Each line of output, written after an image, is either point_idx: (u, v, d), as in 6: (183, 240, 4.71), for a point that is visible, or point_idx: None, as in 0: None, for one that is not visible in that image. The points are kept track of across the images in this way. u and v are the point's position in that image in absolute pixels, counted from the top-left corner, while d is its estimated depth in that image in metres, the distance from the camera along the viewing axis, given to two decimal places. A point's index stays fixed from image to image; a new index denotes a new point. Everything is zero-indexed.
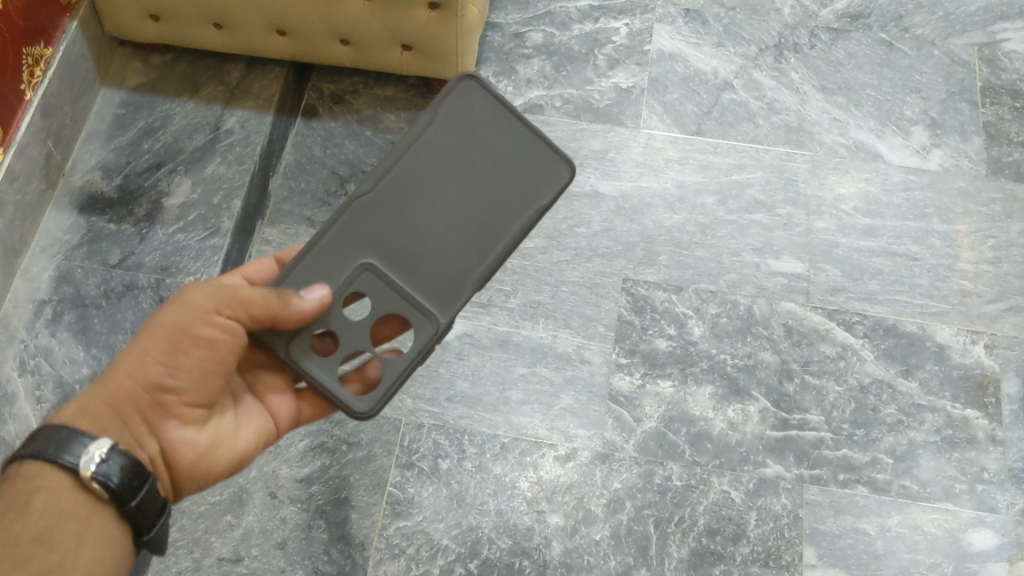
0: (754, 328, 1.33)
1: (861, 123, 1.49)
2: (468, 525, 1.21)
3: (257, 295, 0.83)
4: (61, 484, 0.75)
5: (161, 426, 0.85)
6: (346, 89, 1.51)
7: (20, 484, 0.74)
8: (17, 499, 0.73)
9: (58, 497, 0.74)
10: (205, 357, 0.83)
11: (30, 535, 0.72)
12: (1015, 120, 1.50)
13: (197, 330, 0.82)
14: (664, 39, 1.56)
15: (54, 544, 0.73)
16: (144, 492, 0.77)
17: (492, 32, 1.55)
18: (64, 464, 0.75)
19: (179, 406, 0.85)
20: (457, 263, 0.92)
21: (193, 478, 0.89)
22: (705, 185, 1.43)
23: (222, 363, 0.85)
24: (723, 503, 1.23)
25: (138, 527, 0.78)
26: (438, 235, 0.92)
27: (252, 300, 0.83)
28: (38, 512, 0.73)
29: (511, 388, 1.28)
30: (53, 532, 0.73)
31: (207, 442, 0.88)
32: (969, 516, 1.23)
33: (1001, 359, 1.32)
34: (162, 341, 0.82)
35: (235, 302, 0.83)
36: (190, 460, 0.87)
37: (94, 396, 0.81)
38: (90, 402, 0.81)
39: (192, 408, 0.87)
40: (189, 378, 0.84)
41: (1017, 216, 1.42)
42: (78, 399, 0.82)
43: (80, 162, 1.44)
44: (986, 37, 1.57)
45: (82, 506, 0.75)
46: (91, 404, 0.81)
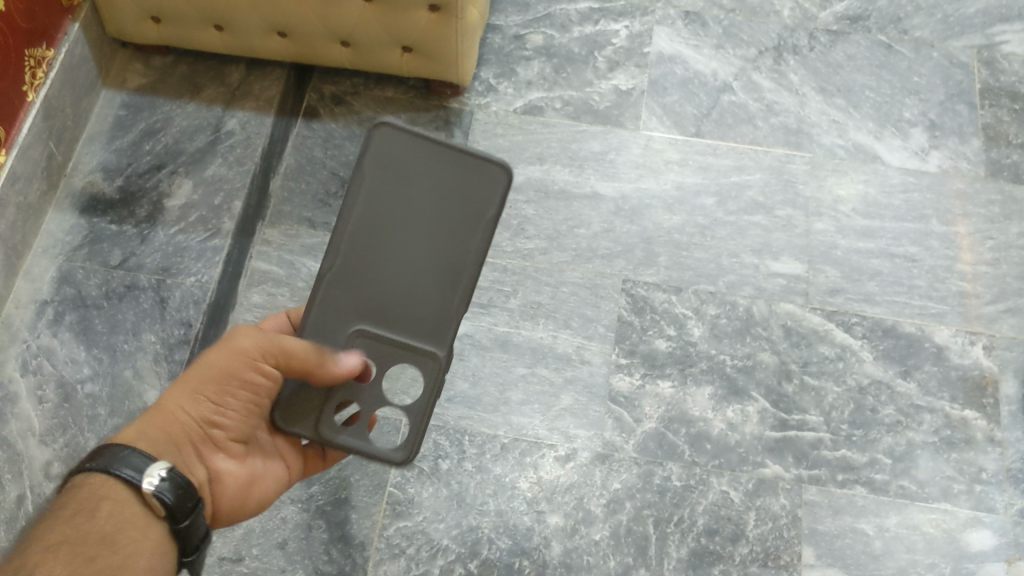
0: (753, 329, 1.33)
1: (859, 125, 1.50)
2: (468, 525, 1.21)
3: (298, 344, 0.84)
4: (124, 497, 0.75)
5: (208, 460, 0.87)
6: (346, 90, 1.52)
7: (85, 491, 0.75)
8: (82, 505, 0.73)
9: (121, 507, 0.75)
10: (252, 396, 0.86)
11: (95, 537, 0.72)
12: (1014, 122, 1.50)
13: (246, 373, 0.84)
14: (664, 41, 1.57)
15: (118, 547, 0.72)
16: (193, 515, 0.79)
17: (492, 34, 1.56)
18: (125, 477, 0.76)
19: (224, 441, 0.87)
20: (435, 299, 0.91)
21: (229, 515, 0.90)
22: (704, 187, 1.44)
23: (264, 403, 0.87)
24: (722, 504, 1.23)
25: (183, 548, 0.79)
26: (410, 276, 0.91)
27: (295, 348, 0.84)
28: (104, 517, 0.73)
29: (511, 389, 1.29)
30: (117, 536, 0.73)
31: (247, 478, 0.90)
32: (967, 516, 1.23)
33: (999, 360, 1.32)
34: (214, 379, 0.85)
35: (280, 351, 0.84)
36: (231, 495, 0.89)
37: (147, 423, 0.83)
38: (144, 428, 0.83)
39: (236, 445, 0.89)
40: (235, 415, 0.86)
41: (1015, 218, 1.42)
42: (134, 425, 0.84)
43: (81, 163, 1.44)
44: (985, 40, 1.58)
45: (142, 517, 0.76)
46: (144, 432, 0.83)
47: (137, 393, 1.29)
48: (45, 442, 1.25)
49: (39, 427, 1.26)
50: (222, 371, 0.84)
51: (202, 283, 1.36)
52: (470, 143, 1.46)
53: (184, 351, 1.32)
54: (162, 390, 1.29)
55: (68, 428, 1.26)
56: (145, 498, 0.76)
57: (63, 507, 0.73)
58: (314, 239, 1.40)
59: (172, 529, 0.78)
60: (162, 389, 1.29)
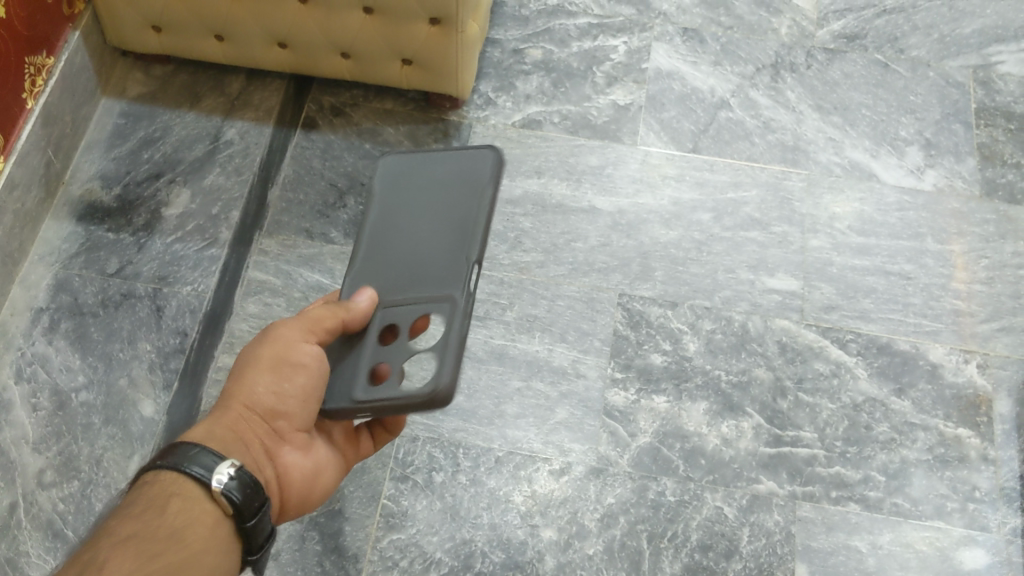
0: (748, 345, 1.34)
1: (856, 143, 1.50)
2: (461, 538, 1.21)
3: (326, 310, 0.88)
4: (195, 495, 0.76)
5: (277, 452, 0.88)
6: (346, 102, 1.52)
7: (158, 487, 0.76)
8: (153, 502, 0.75)
9: (190, 505, 0.76)
10: (307, 382, 0.87)
11: (166, 534, 0.73)
12: (1009, 142, 1.51)
13: (295, 355, 0.87)
14: (662, 57, 1.57)
15: (187, 544, 0.73)
16: (260, 514, 0.79)
17: (492, 48, 1.57)
18: (195, 476, 0.77)
19: (290, 431, 0.89)
20: (446, 261, 0.90)
21: (296, 503, 0.92)
22: (700, 203, 1.44)
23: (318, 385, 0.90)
24: (715, 519, 1.23)
25: (250, 545, 0.80)
26: (421, 249, 0.92)
27: (324, 315, 0.88)
28: (173, 514, 0.74)
29: (506, 402, 1.29)
30: (185, 534, 0.73)
31: (312, 467, 0.92)
32: (961, 534, 1.23)
33: (993, 378, 1.33)
34: (269, 370, 0.87)
35: (314, 322, 0.88)
36: (298, 483, 0.91)
37: (215, 422, 0.84)
38: (213, 427, 0.84)
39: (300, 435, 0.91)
40: (297, 406, 0.88)
41: (1010, 237, 1.43)
42: (200, 428, 0.85)
43: (80, 171, 1.45)
44: (981, 60, 1.59)
45: (210, 515, 0.76)
46: (214, 431, 0.84)
47: (132, 402, 1.28)
48: (38, 450, 1.25)
49: (33, 435, 1.25)
50: (275, 360, 0.87)
51: (199, 292, 1.36)
52: None
53: (179, 361, 1.32)
54: (157, 399, 1.29)
55: (62, 436, 1.26)
56: (215, 497, 0.77)
57: (135, 504, 0.74)
58: (311, 250, 1.40)
59: (240, 527, 0.79)
60: (157, 398, 1.29)
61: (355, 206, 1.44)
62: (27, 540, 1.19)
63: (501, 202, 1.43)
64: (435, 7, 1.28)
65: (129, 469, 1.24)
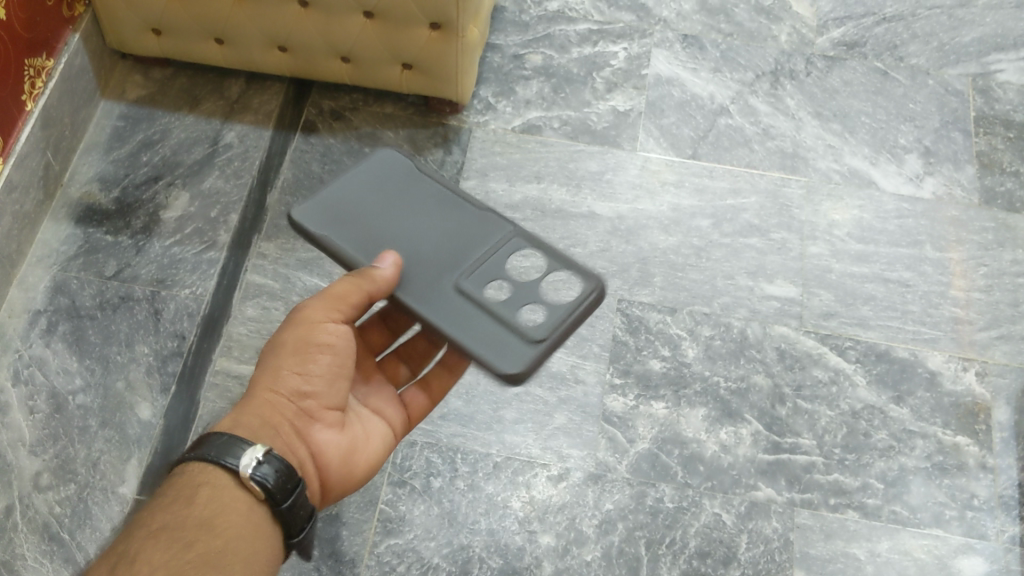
0: (747, 352, 1.34)
1: (855, 150, 1.51)
2: (459, 543, 1.20)
3: (348, 288, 0.89)
4: (227, 485, 0.76)
5: (310, 433, 0.88)
6: (345, 106, 1.52)
7: (187, 480, 0.76)
8: (182, 494, 0.75)
9: (221, 493, 0.75)
10: (332, 359, 0.89)
11: (197, 522, 0.72)
12: (1008, 150, 1.52)
13: (317, 337, 0.88)
14: (662, 63, 1.58)
15: (219, 530, 0.72)
16: (295, 496, 0.78)
17: (492, 53, 1.57)
18: (224, 465, 0.77)
19: (320, 411, 0.89)
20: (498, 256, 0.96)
21: (339, 484, 0.91)
22: (700, 209, 1.44)
23: (346, 363, 0.90)
24: (714, 526, 1.23)
25: (288, 529, 0.79)
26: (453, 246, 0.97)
27: (349, 296, 0.89)
28: (204, 504, 0.74)
29: (504, 407, 1.29)
30: (217, 521, 0.73)
31: (349, 446, 0.92)
32: (959, 542, 1.23)
33: (992, 386, 1.33)
34: (289, 351, 0.88)
35: (336, 304, 0.89)
36: (337, 466, 0.90)
37: (246, 411, 0.85)
38: (245, 416, 0.84)
39: (332, 413, 0.90)
40: (324, 381, 0.88)
41: (1008, 245, 1.43)
42: (229, 417, 0.85)
43: (78, 173, 1.44)
44: (980, 68, 1.59)
45: (242, 502, 0.76)
46: (243, 418, 0.84)
47: (129, 405, 1.28)
48: (35, 453, 1.24)
49: (29, 437, 1.25)
50: (305, 347, 0.88)
51: (197, 295, 1.36)
52: (467, 160, 1.47)
53: (177, 364, 1.31)
54: (154, 402, 1.28)
55: (58, 439, 1.25)
56: (245, 483, 0.77)
57: (165, 496, 0.75)
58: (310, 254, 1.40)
59: (275, 511, 0.78)
60: (154, 401, 1.28)
61: None
62: (23, 543, 1.19)
63: (501, 207, 1.43)
64: (435, 12, 1.28)
65: (126, 472, 1.24)
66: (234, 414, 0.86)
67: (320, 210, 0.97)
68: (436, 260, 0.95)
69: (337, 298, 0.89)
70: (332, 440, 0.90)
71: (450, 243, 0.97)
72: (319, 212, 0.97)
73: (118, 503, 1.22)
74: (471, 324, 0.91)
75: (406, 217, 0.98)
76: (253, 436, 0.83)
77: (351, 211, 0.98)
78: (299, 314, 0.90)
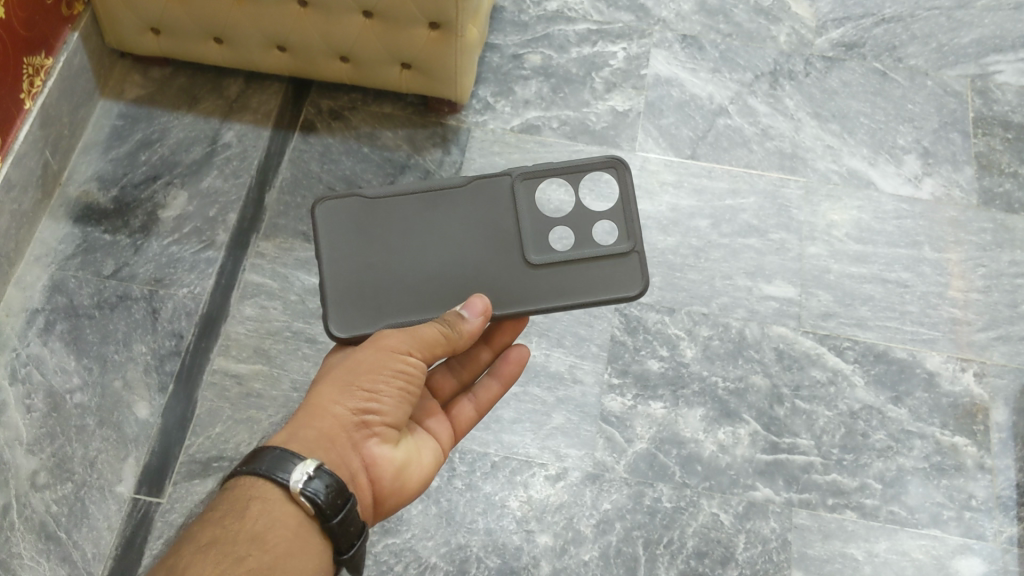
0: (745, 352, 1.34)
1: (854, 150, 1.51)
2: (457, 543, 1.20)
3: (433, 331, 0.88)
4: (277, 501, 0.76)
5: (366, 447, 0.87)
6: (344, 105, 1.52)
7: (240, 492, 0.77)
8: (234, 507, 0.76)
9: (271, 510, 0.75)
10: (404, 385, 0.87)
11: (246, 538, 0.73)
12: (1006, 151, 1.52)
13: (394, 366, 0.87)
14: (661, 63, 1.58)
15: (268, 548, 0.73)
16: (345, 512, 0.78)
17: (491, 53, 1.57)
18: (276, 480, 0.77)
19: (381, 429, 0.88)
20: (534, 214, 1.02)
21: (391, 499, 0.90)
22: (698, 209, 1.44)
23: (415, 389, 0.89)
24: (712, 526, 1.23)
25: (338, 547, 0.79)
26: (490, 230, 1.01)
27: (431, 338, 0.88)
28: (254, 521, 0.74)
29: (502, 407, 1.28)
30: (267, 535, 0.74)
31: (402, 462, 0.90)
32: (957, 543, 1.23)
33: (990, 387, 1.33)
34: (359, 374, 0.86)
35: (417, 341, 0.88)
36: (390, 482, 0.89)
37: (304, 425, 0.84)
38: (303, 429, 0.83)
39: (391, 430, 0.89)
40: (390, 403, 0.87)
41: (1007, 246, 1.43)
42: (284, 430, 0.84)
43: (77, 172, 1.44)
44: (979, 70, 1.59)
45: (291, 519, 0.76)
46: (302, 431, 0.83)
47: (126, 404, 1.28)
48: (32, 452, 1.24)
49: (27, 436, 1.25)
50: (376, 366, 0.87)
51: (195, 294, 1.36)
52: (466, 161, 1.47)
53: (174, 363, 1.31)
54: (152, 401, 1.28)
55: (56, 438, 1.25)
56: (295, 499, 0.76)
57: (217, 509, 0.76)
58: (308, 253, 1.40)
59: (325, 529, 0.77)
60: (152, 400, 1.28)
61: None
62: (21, 542, 1.19)
63: None
64: (434, 12, 1.27)
65: (123, 472, 1.24)
66: (289, 429, 0.84)
67: (336, 225, 1.00)
68: (477, 250, 1.00)
69: (417, 334, 0.88)
70: (387, 456, 0.88)
71: (479, 228, 1.01)
72: (334, 227, 1.00)
73: (115, 502, 1.22)
74: (535, 293, 1.00)
75: (418, 218, 1.00)
76: (309, 451, 0.81)
77: (391, 255, 0.99)
78: (376, 339, 0.89)
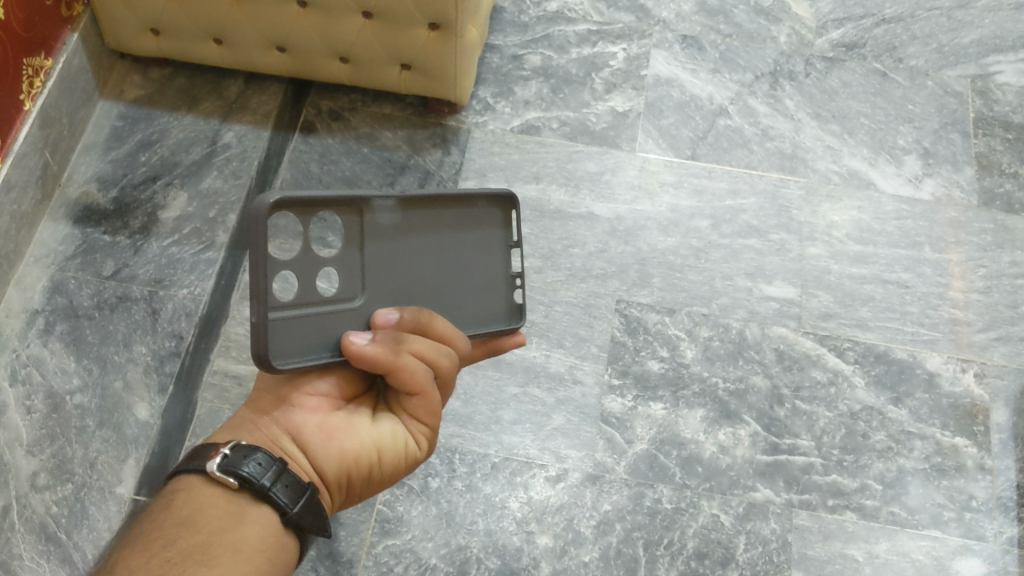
0: (745, 352, 1.34)
1: (854, 151, 1.50)
2: (457, 544, 1.20)
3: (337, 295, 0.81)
4: (198, 487, 0.69)
5: (287, 415, 0.75)
6: (344, 106, 1.52)
7: (165, 495, 0.70)
8: (160, 507, 0.68)
9: (196, 496, 0.68)
10: None
11: (171, 527, 0.65)
12: (1006, 151, 1.52)
13: None
14: (661, 64, 1.58)
15: (199, 527, 0.65)
16: (274, 472, 0.69)
17: (490, 54, 1.57)
18: (193, 468, 0.70)
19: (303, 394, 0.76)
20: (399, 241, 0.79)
21: (335, 468, 0.75)
22: (698, 210, 1.44)
23: None
24: (712, 527, 1.23)
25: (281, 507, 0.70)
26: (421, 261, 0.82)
27: None
28: (179, 510, 0.67)
29: (503, 408, 1.28)
30: (194, 517, 0.66)
31: (337, 424, 0.76)
32: (957, 543, 1.22)
33: (990, 388, 1.33)
34: None
35: None
36: (322, 448, 0.75)
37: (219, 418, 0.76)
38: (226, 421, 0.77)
39: (319, 395, 0.77)
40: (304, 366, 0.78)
41: (1007, 247, 1.43)
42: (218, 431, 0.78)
43: (76, 173, 1.44)
44: (980, 70, 1.59)
45: (218, 498, 0.69)
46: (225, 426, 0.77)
47: (126, 405, 1.28)
48: (31, 453, 1.24)
49: (26, 437, 1.25)
50: None
51: (195, 295, 1.36)
52: (466, 161, 1.47)
53: (174, 364, 1.31)
54: (152, 402, 1.28)
55: (55, 439, 1.25)
56: (214, 478, 0.69)
57: (143, 516, 0.69)
58: None
59: (260, 495, 0.69)
60: (151, 401, 1.28)
61: None
62: (20, 543, 1.19)
63: None
64: (434, 12, 1.27)
65: (123, 473, 1.24)
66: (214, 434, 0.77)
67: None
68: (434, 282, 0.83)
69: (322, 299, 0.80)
70: (313, 420, 0.76)
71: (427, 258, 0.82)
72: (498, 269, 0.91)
73: (115, 503, 1.22)
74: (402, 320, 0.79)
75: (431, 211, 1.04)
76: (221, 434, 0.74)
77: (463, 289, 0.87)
78: None
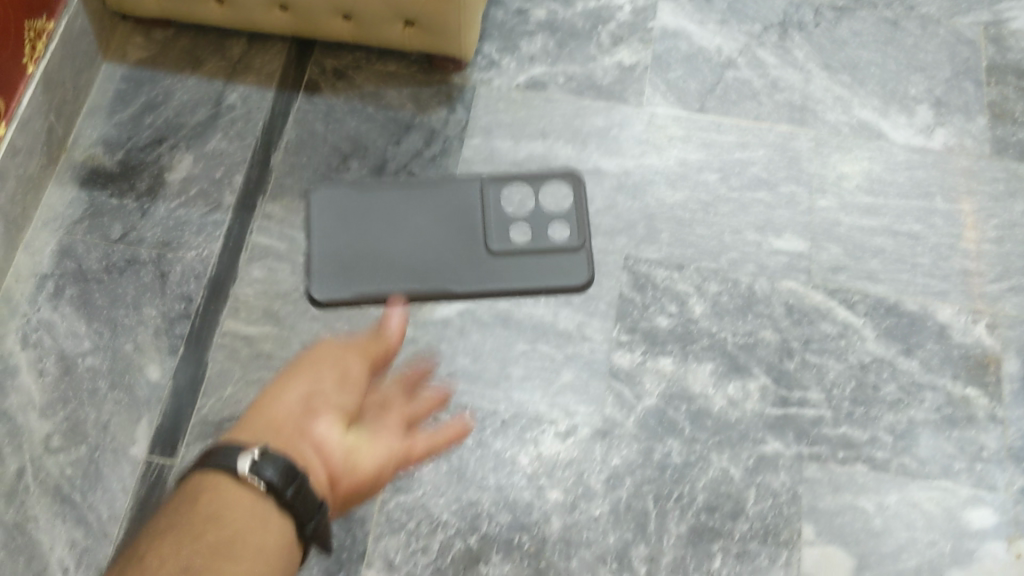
0: (755, 307, 1.33)
1: (865, 101, 1.48)
2: (467, 499, 1.21)
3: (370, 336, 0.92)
4: (227, 487, 0.74)
5: (314, 431, 0.82)
6: (348, 64, 1.51)
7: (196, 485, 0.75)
8: (189, 497, 0.73)
9: (223, 493, 0.73)
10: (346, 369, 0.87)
11: (200, 520, 0.71)
12: (1019, 100, 1.49)
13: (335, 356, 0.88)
14: (668, 16, 1.55)
15: (228, 524, 0.71)
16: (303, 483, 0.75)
17: (495, 9, 1.55)
18: (225, 469, 0.74)
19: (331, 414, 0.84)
20: None
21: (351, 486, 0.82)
22: (707, 163, 1.43)
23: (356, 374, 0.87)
24: (721, 480, 1.22)
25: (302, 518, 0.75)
26: None
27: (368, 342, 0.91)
28: (206, 505, 0.72)
29: (512, 365, 1.29)
30: (223, 516, 0.71)
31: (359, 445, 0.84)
32: (968, 494, 1.22)
33: (1002, 338, 1.32)
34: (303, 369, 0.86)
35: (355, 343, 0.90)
36: (348, 465, 0.82)
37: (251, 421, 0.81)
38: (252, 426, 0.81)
39: (345, 417, 0.85)
40: (337, 389, 0.86)
41: (1019, 196, 1.42)
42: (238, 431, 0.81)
43: (81, 137, 1.44)
44: (992, 17, 1.56)
45: (245, 499, 0.73)
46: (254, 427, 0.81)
47: (138, 367, 1.28)
48: (45, 416, 1.25)
49: (39, 400, 1.26)
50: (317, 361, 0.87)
51: (203, 257, 1.36)
52: (472, 119, 1.46)
53: (184, 326, 1.31)
54: (163, 364, 1.29)
55: (68, 401, 1.26)
56: (245, 479, 0.74)
57: (172, 503, 0.74)
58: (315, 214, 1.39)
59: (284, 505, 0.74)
60: (162, 363, 1.29)
61: (358, 168, 1.42)
62: (35, 504, 1.20)
63: (506, 164, 1.42)
64: None
65: (136, 434, 1.24)
66: (239, 427, 0.81)
67: None
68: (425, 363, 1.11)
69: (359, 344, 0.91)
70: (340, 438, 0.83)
71: None
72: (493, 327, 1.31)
73: (129, 464, 1.23)
74: None
75: None
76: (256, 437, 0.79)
77: None
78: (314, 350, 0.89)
